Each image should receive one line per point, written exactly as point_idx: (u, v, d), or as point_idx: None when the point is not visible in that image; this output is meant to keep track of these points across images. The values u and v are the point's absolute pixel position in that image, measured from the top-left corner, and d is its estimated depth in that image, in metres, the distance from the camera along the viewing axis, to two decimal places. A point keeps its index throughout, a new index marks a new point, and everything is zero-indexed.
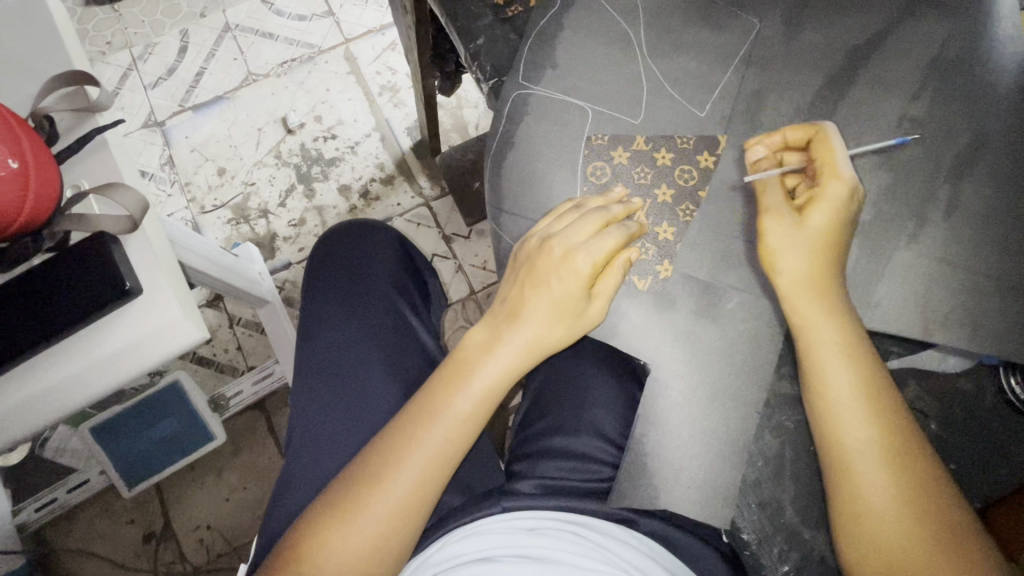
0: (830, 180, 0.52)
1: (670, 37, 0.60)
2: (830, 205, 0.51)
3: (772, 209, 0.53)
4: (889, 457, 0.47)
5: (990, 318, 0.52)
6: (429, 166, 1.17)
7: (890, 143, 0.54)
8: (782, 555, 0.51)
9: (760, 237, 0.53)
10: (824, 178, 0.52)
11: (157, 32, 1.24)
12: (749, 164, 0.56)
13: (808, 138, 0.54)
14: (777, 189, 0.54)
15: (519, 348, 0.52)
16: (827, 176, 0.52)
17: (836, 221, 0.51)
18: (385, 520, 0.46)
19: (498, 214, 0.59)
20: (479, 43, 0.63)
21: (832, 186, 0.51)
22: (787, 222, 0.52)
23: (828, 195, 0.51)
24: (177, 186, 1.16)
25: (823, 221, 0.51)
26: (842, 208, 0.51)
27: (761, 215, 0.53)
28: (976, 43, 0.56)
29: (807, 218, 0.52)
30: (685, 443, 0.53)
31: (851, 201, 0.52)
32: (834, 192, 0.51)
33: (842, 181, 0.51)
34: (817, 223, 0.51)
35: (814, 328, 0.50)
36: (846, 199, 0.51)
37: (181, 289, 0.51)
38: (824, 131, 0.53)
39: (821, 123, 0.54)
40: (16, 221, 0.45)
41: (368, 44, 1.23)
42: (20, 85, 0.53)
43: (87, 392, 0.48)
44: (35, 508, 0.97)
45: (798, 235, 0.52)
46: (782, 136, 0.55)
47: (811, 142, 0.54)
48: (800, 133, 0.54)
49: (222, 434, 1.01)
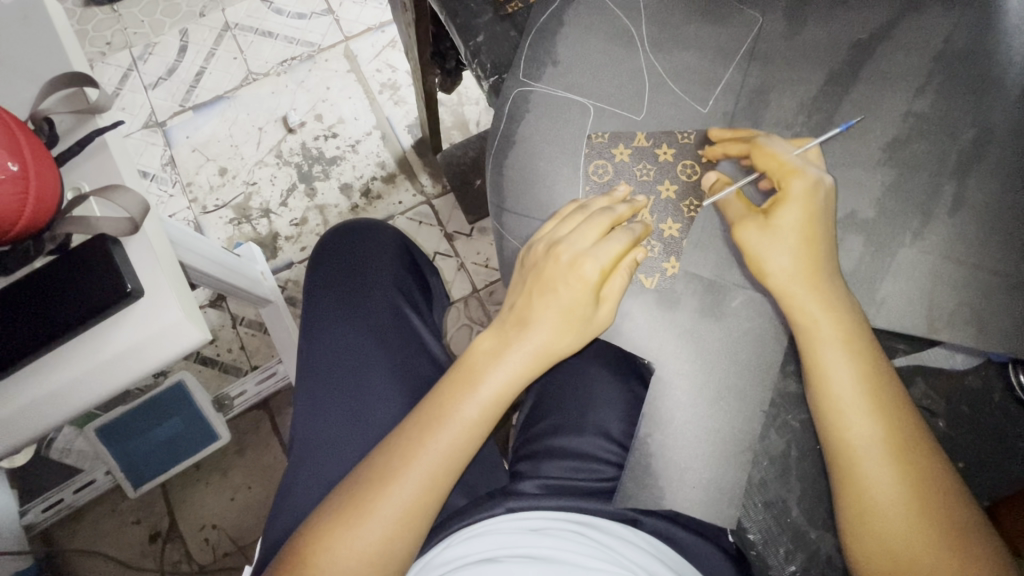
0: (792, 179, 0.51)
1: (672, 33, 0.59)
2: (799, 202, 0.51)
3: (745, 219, 0.53)
4: (900, 459, 0.46)
5: (998, 314, 0.52)
6: (430, 164, 1.17)
7: (835, 131, 0.54)
8: (788, 556, 0.51)
9: (741, 248, 0.53)
10: (785, 179, 0.52)
11: (157, 32, 1.23)
12: (705, 184, 0.56)
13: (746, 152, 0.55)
14: (738, 203, 0.54)
15: (527, 355, 0.51)
16: (787, 177, 0.51)
17: (809, 217, 0.51)
18: (392, 525, 0.46)
19: (500, 212, 0.59)
20: (479, 40, 0.63)
21: (795, 185, 0.51)
22: (757, 228, 0.52)
23: (795, 194, 0.51)
24: (179, 186, 1.15)
25: (800, 218, 0.50)
26: (812, 204, 0.51)
27: (733, 229, 0.53)
28: (982, 35, 0.55)
29: (777, 220, 0.52)
30: (691, 443, 0.53)
31: (820, 192, 0.51)
32: (800, 189, 0.51)
33: (804, 176, 0.51)
34: (789, 222, 0.51)
35: (825, 332, 0.49)
36: (814, 190, 0.51)
37: (182, 291, 0.50)
38: (759, 141, 0.54)
39: (754, 136, 0.55)
40: (16, 225, 0.45)
41: (368, 42, 1.23)
42: (19, 88, 0.52)
43: (91, 395, 0.48)
44: (42, 509, 0.98)
45: (775, 237, 0.51)
46: (722, 152, 0.55)
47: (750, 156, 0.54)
48: (738, 146, 0.55)
49: (227, 434, 1.01)
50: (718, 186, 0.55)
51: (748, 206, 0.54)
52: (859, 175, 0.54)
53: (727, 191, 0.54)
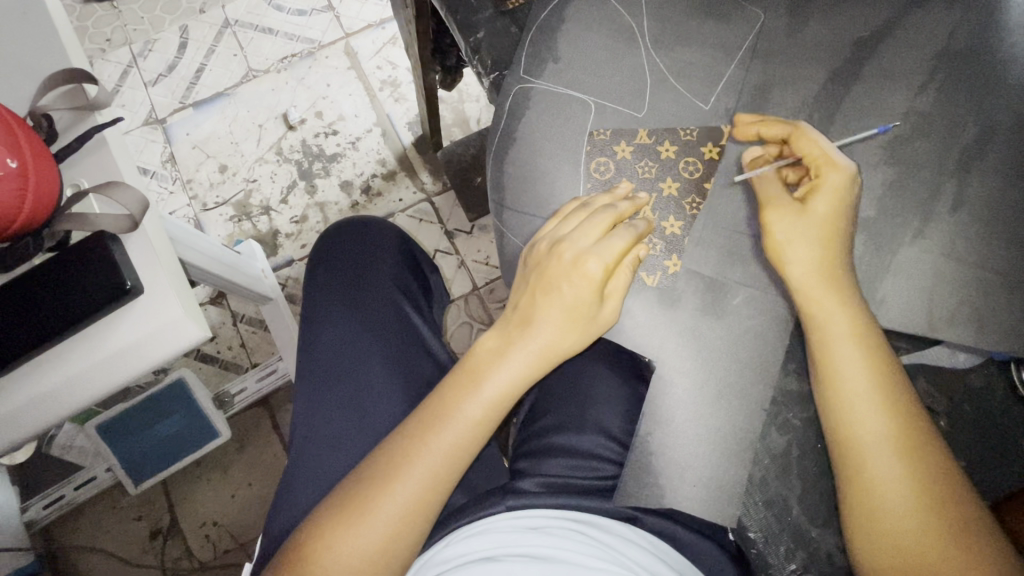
0: (830, 169, 0.51)
1: (674, 30, 0.59)
2: (830, 195, 0.50)
3: (776, 202, 0.52)
4: (903, 457, 0.46)
5: (999, 313, 0.52)
6: (430, 161, 1.16)
7: (873, 132, 0.54)
8: (788, 553, 0.51)
9: (765, 232, 0.52)
10: (821, 169, 0.51)
11: (157, 29, 1.23)
12: (745, 162, 0.55)
13: (785, 135, 0.53)
14: (772, 183, 0.53)
15: (531, 354, 0.51)
16: (824, 167, 0.51)
17: (838, 209, 0.51)
18: (394, 524, 0.46)
19: (500, 210, 0.59)
20: (479, 36, 0.62)
21: (831, 176, 0.50)
22: (790, 211, 0.52)
23: (828, 185, 0.50)
24: (179, 183, 1.15)
25: (826, 211, 0.50)
26: (842, 199, 0.51)
27: (763, 208, 0.52)
28: (985, 32, 0.55)
29: (810, 207, 0.51)
30: (693, 440, 0.53)
31: (853, 187, 0.51)
32: (834, 181, 0.50)
33: (841, 169, 0.50)
34: (821, 212, 0.51)
35: (830, 330, 0.49)
36: (847, 186, 0.51)
37: (181, 288, 0.50)
38: (803, 128, 0.53)
39: (798, 122, 0.53)
40: (15, 222, 0.45)
41: (368, 38, 1.22)
42: (18, 84, 0.52)
43: (89, 392, 0.48)
44: (43, 505, 0.98)
45: (806, 224, 0.51)
46: (757, 130, 0.54)
47: (790, 139, 0.53)
48: (781, 127, 0.53)
49: (227, 431, 1.02)
50: (761, 163, 0.55)
51: (782, 189, 0.53)
52: (861, 173, 0.54)
53: (763, 169, 0.54)
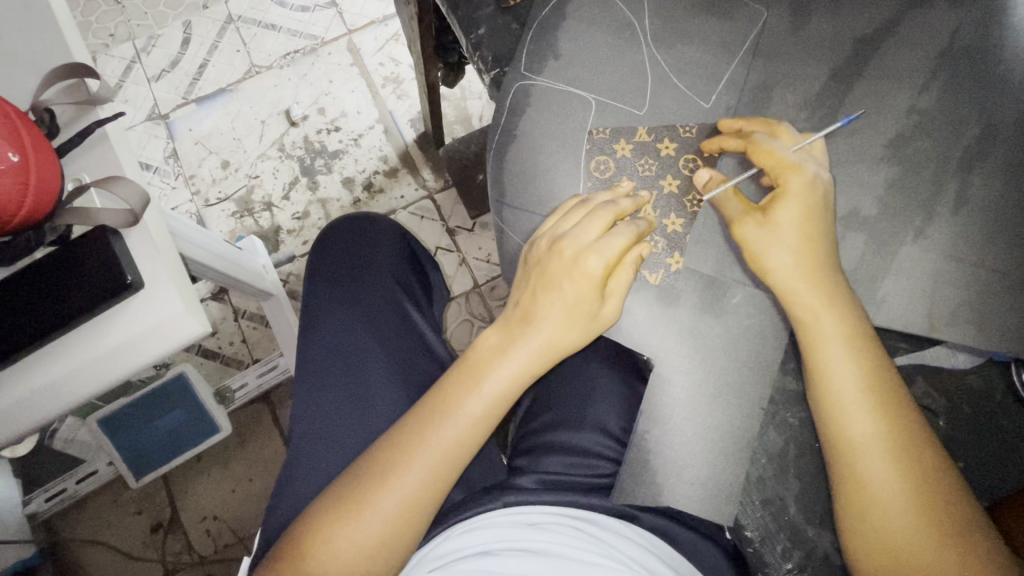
0: (789, 176, 0.51)
1: (676, 27, 0.59)
2: (796, 200, 0.50)
3: (740, 218, 0.52)
4: (901, 455, 0.46)
5: (1000, 313, 0.51)
6: (432, 158, 1.16)
7: (837, 125, 0.54)
8: (785, 552, 0.51)
9: (741, 246, 0.52)
10: (783, 175, 0.51)
11: (160, 24, 1.23)
12: (698, 185, 0.55)
13: (743, 146, 0.54)
14: (733, 201, 0.53)
15: (531, 352, 0.51)
16: (784, 174, 0.51)
17: (807, 211, 0.50)
18: (392, 518, 0.46)
19: (500, 207, 0.59)
20: (480, 32, 0.62)
21: (793, 182, 0.51)
22: (755, 224, 0.51)
23: (793, 191, 0.50)
24: (182, 178, 1.16)
25: (795, 215, 0.50)
26: (809, 201, 0.50)
27: (731, 228, 0.53)
28: (990, 32, 0.55)
29: (775, 216, 0.51)
30: (689, 440, 0.53)
31: (817, 188, 0.51)
32: (797, 186, 0.50)
33: (800, 173, 0.51)
34: (788, 220, 0.50)
35: (829, 331, 0.49)
36: (812, 187, 0.51)
37: (182, 283, 0.50)
38: (756, 139, 0.53)
39: (749, 133, 0.53)
40: (16, 217, 0.45)
41: (371, 35, 1.22)
42: (21, 79, 0.53)
43: (90, 386, 0.48)
44: (46, 498, 0.99)
45: (775, 232, 0.51)
46: (718, 145, 0.55)
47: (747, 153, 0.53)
48: (734, 142, 0.54)
49: (227, 426, 1.02)
50: (713, 184, 0.54)
51: (745, 203, 0.53)
52: (860, 172, 0.54)
53: (717, 189, 0.53)
